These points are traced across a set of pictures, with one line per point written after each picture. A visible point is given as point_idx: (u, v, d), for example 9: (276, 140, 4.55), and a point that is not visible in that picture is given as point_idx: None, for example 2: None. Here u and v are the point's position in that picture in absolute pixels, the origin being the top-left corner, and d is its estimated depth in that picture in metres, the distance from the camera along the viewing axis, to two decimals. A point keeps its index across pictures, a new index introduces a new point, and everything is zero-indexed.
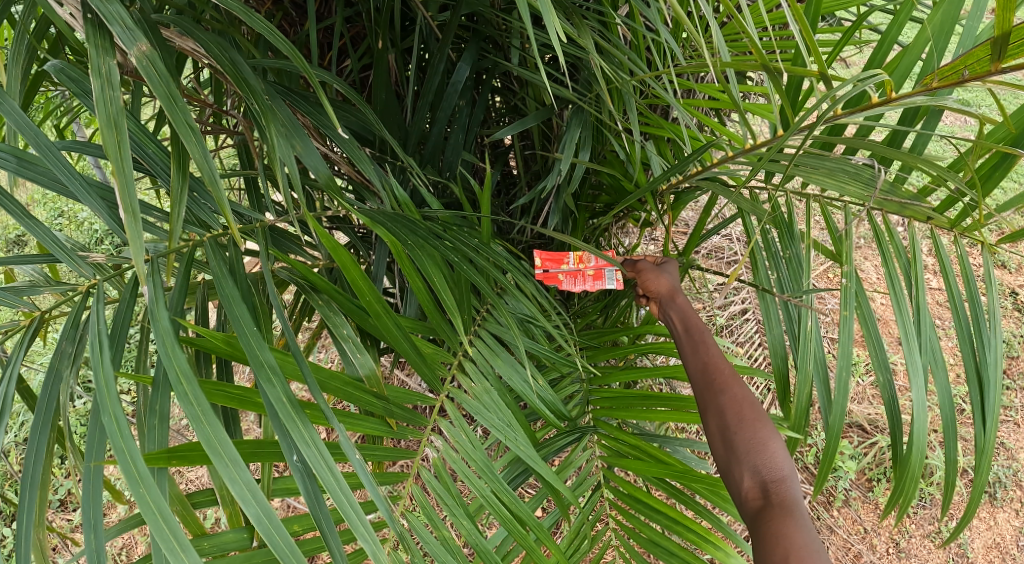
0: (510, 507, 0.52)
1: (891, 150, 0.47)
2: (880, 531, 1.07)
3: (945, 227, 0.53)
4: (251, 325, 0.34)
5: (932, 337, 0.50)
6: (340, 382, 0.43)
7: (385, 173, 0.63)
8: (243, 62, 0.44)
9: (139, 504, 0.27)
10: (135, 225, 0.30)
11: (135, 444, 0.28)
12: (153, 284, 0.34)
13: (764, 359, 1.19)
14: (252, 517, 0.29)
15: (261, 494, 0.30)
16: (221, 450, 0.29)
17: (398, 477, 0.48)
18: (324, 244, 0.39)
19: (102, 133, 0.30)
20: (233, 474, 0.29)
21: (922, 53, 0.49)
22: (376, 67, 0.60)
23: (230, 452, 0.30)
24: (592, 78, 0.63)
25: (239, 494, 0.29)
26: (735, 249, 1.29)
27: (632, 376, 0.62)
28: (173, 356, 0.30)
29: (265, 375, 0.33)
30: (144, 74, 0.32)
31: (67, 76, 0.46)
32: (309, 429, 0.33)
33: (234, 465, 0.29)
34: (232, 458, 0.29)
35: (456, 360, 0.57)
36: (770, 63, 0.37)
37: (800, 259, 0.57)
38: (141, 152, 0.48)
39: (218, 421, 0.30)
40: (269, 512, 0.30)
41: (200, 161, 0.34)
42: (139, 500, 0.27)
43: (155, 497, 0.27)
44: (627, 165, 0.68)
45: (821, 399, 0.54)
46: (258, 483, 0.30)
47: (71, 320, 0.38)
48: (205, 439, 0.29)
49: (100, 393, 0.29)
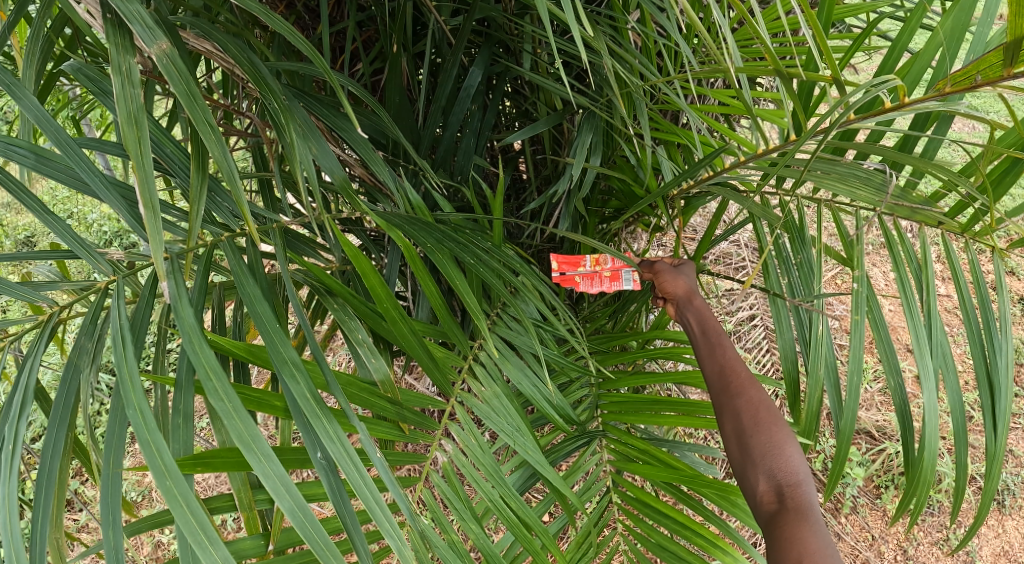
0: (518, 511, 0.52)
1: (901, 155, 0.47)
2: (888, 538, 1.06)
3: (956, 231, 0.52)
4: (274, 322, 0.35)
5: (943, 341, 0.49)
6: (357, 387, 0.44)
7: (399, 176, 0.64)
8: (262, 64, 0.44)
9: (166, 495, 0.27)
10: (155, 220, 0.31)
11: (160, 438, 0.28)
12: (173, 281, 0.35)
13: (773, 365, 1.19)
14: (287, 509, 0.28)
15: (294, 488, 0.30)
16: (254, 447, 0.29)
17: (410, 480, 0.48)
18: (342, 248, 0.40)
19: (124, 130, 0.30)
20: (266, 468, 0.29)
21: (933, 59, 0.49)
22: (389, 71, 0.61)
23: (264, 447, 0.30)
24: (605, 83, 0.63)
25: (274, 488, 0.29)
26: (743, 255, 1.30)
27: (642, 380, 0.62)
28: (200, 352, 0.30)
29: (289, 371, 0.33)
30: (164, 73, 0.32)
31: (84, 74, 0.47)
32: (332, 424, 0.33)
33: (267, 460, 0.30)
34: (264, 452, 0.30)
35: (467, 363, 0.57)
36: (783, 69, 0.38)
37: (812, 264, 0.57)
38: (160, 151, 0.48)
39: (250, 417, 0.30)
40: (306, 507, 0.29)
41: (218, 159, 0.34)
42: (166, 492, 0.27)
43: (183, 490, 0.27)
44: (637, 170, 0.69)
45: (832, 403, 0.54)
46: (290, 478, 0.30)
47: (91, 315, 0.39)
48: (237, 434, 0.29)
49: (125, 388, 0.29)
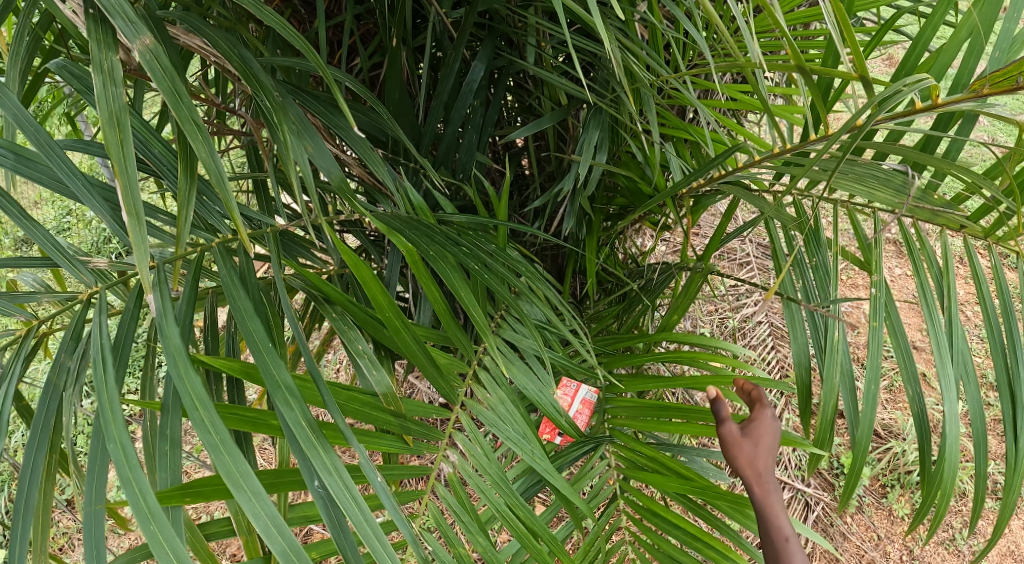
0: (525, 520, 0.49)
1: (923, 156, 0.44)
2: (893, 538, 1.05)
3: (978, 236, 0.50)
4: (266, 341, 0.33)
5: (965, 349, 0.48)
6: (360, 401, 0.42)
7: (398, 175, 0.62)
8: (254, 61, 0.42)
9: (150, 540, 0.25)
10: (139, 227, 0.29)
11: (143, 475, 0.26)
12: (160, 293, 0.33)
13: (779, 364, 1.17)
14: (277, 552, 0.26)
15: (288, 529, 0.27)
16: (242, 483, 0.28)
17: (414, 493, 0.46)
18: (340, 253, 0.38)
19: (104, 131, 0.28)
20: (257, 507, 0.27)
21: (957, 54, 0.47)
22: (387, 66, 0.58)
23: (253, 484, 0.28)
24: (611, 77, 0.61)
25: (264, 529, 0.27)
26: (748, 251, 1.28)
27: (650, 385, 0.60)
28: (187, 379, 0.29)
29: (283, 397, 0.31)
30: (146, 70, 0.30)
31: (69, 73, 0.45)
32: (328, 454, 0.31)
33: (257, 499, 0.28)
34: (255, 490, 0.28)
35: (471, 369, 0.55)
36: (806, 65, 0.36)
37: (828, 267, 0.55)
38: (147, 151, 0.46)
39: (239, 451, 0.28)
40: (298, 546, 0.27)
41: (206, 161, 0.32)
42: (150, 538, 0.25)
43: (168, 535, 0.26)
44: (645, 168, 0.67)
45: (848, 410, 0.52)
46: (282, 517, 0.28)
47: (72, 331, 0.37)
48: (226, 470, 0.28)
49: (105, 417, 0.28)
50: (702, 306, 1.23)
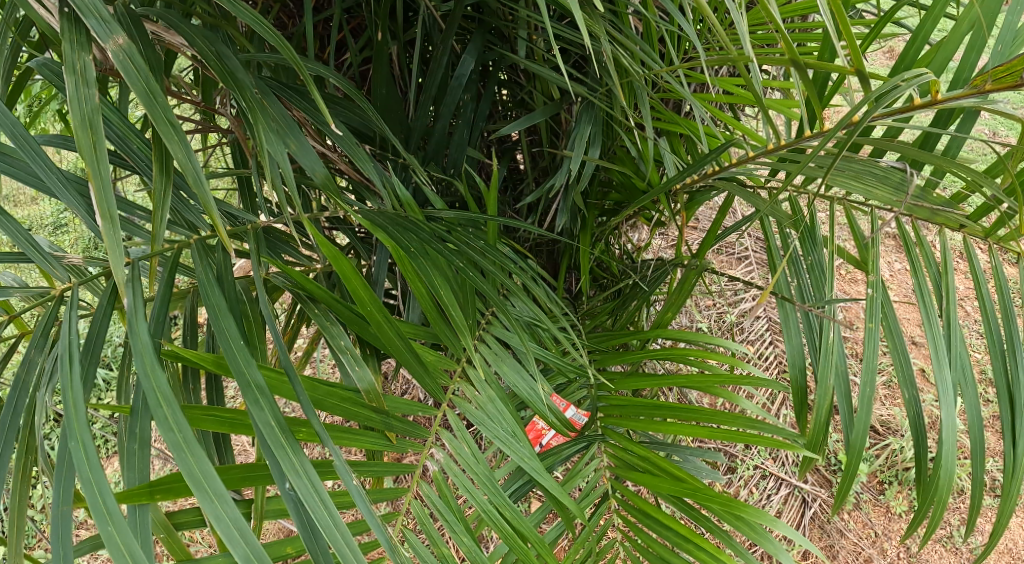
0: (511, 521, 0.47)
1: (922, 153, 0.43)
2: (891, 535, 1.05)
3: (978, 235, 0.49)
4: (239, 340, 0.33)
5: (963, 351, 0.47)
6: (339, 398, 0.41)
7: (387, 171, 0.61)
8: (232, 58, 0.41)
9: (105, 540, 0.25)
10: (114, 231, 0.28)
11: (102, 474, 0.27)
12: (132, 292, 0.33)
13: (776, 359, 1.16)
14: (240, 558, 0.26)
15: (251, 534, 0.27)
16: (205, 485, 0.27)
17: (396, 492, 0.45)
18: (321, 251, 0.37)
19: (75, 132, 0.27)
20: (219, 511, 0.27)
21: (957, 50, 0.46)
22: (375, 61, 0.57)
23: (217, 487, 0.27)
24: (604, 71, 0.60)
25: (226, 532, 0.27)
26: (746, 245, 1.27)
27: (642, 384, 0.60)
28: (153, 377, 0.29)
29: (253, 396, 0.31)
30: (120, 70, 0.29)
31: (50, 71, 0.46)
32: (298, 457, 0.31)
33: (220, 501, 0.27)
34: (219, 492, 0.27)
35: (459, 366, 0.54)
36: (799, 60, 0.35)
37: (823, 266, 0.54)
38: (124, 146, 0.46)
39: (203, 451, 0.28)
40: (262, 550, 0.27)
41: (182, 161, 0.31)
42: (107, 539, 0.25)
43: (125, 536, 0.26)
44: (639, 163, 0.66)
45: (843, 412, 0.51)
46: (246, 522, 0.27)
47: (41, 331, 0.38)
48: (188, 471, 0.27)
49: (69, 414, 0.28)
50: (700, 301, 1.22)
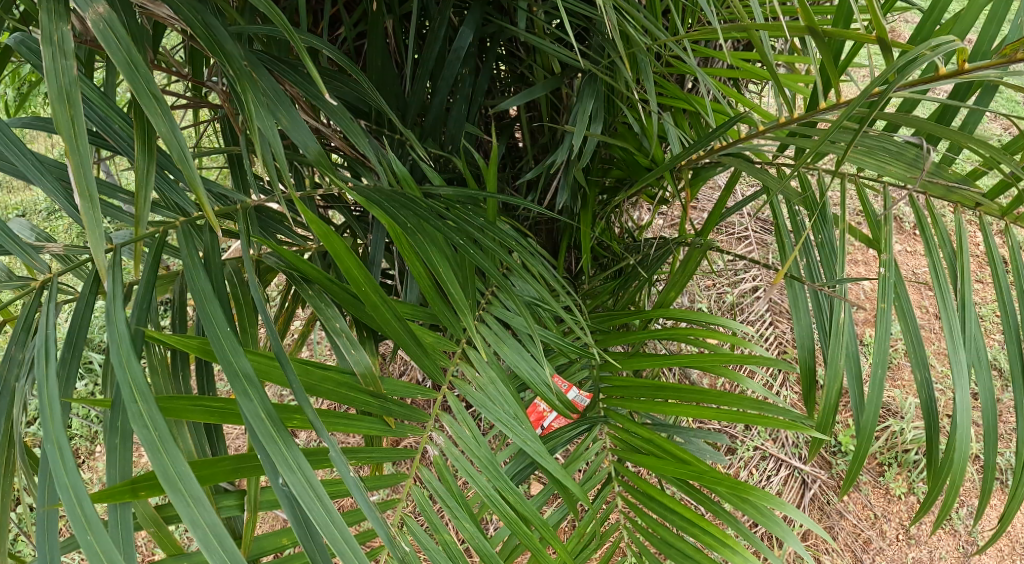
0: (515, 506, 0.46)
1: (938, 128, 0.41)
2: (890, 517, 1.05)
3: (994, 214, 0.48)
4: (225, 328, 0.32)
5: (978, 334, 0.46)
6: (335, 382, 0.39)
7: (383, 147, 0.59)
8: (220, 28, 0.38)
9: (88, 553, 0.25)
10: (94, 213, 0.26)
11: (79, 478, 0.27)
12: (114, 281, 0.31)
13: (777, 340, 1.15)
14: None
15: (229, 539, 0.26)
16: (182, 487, 0.26)
17: (395, 478, 0.44)
18: (311, 227, 0.35)
19: (50, 106, 0.25)
20: (196, 514, 0.26)
21: (979, 19, 0.44)
22: (370, 33, 0.55)
23: (195, 489, 0.27)
24: (608, 43, 0.58)
25: (204, 537, 0.26)
26: (747, 225, 1.25)
27: (645, 364, 0.58)
28: (128, 368, 0.28)
29: (240, 386, 0.29)
30: (99, 39, 0.27)
31: (28, 48, 0.43)
32: (290, 449, 0.29)
33: (197, 504, 0.26)
34: (196, 495, 0.26)
35: (459, 347, 0.53)
36: (818, 27, 0.33)
37: (834, 245, 0.52)
38: (106, 126, 0.44)
39: (179, 452, 0.27)
40: (243, 557, 0.26)
41: (167, 137, 0.29)
42: (87, 548, 0.25)
43: (105, 545, 0.25)
44: (642, 138, 0.64)
45: (853, 395, 0.50)
46: (224, 523, 0.26)
47: (23, 324, 0.38)
48: (163, 472, 0.26)
49: (44, 419, 0.28)
50: (700, 281, 1.21)
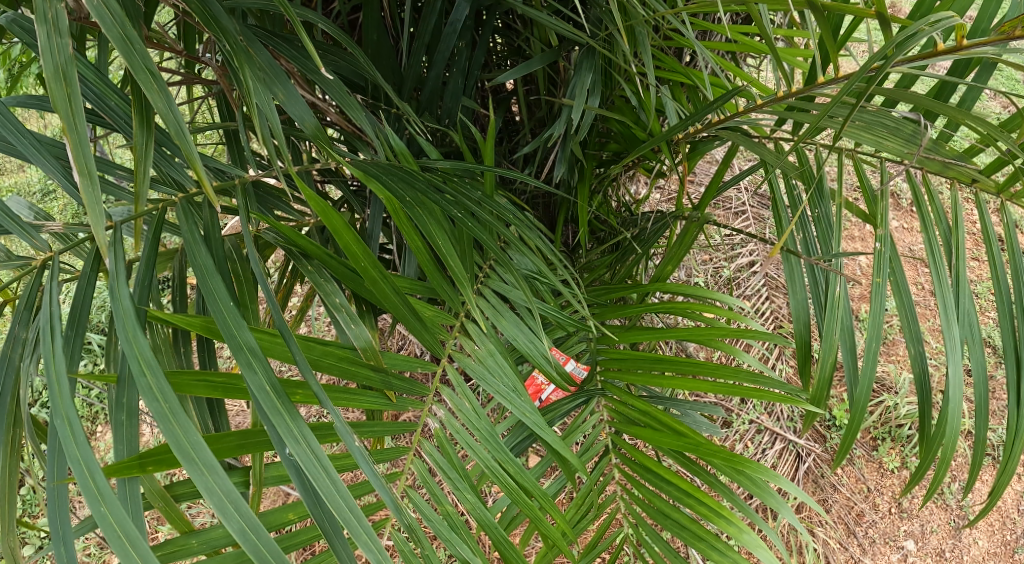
0: (515, 477, 0.47)
1: (936, 103, 0.40)
2: (883, 490, 1.07)
3: (990, 190, 0.48)
4: (229, 303, 0.32)
5: (971, 307, 0.46)
6: (336, 356, 0.40)
7: (380, 122, 0.58)
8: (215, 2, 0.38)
9: (99, 521, 0.26)
10: (94, 191, 0.26)
11: (89, 452, 0.27)
12: (116, 259, 0.32)
13: (773, 315, 1.16)
14: (233, 532, 0.26)
15: (243, 502, 0.27)
16: (195, 458, 0.27)
17: (397, 452, 0.45)
18: (310, 203, 0.35)
19: (47, 85, 0.25)
20: (210, 482, 0.27)
21: None
22: (366, 5, 0.54)
23: (208, 459, 0.27)
24: (606, 16, 0.57)
25: (218, 506, 0.26)
26: (744, 200, 1.25)
27: (641, 337, 0.59)
28: (135, 344, 0.29)
29: (245, 359, 0.30)
30: (95, 17, 0.27)
31: (20, 26, 0.43)
32: (296, 421, 0.30)
33: (211, 473, 0.27)
34: (209, 465, 0.27)
35: (458, 321, 0.53)
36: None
37: (830, 219, 0.53)
38: (101, 104, 0.44)
39: (190, 422, 0.28)
40: (255, 527, 0.27)
41: (165, 114, 0.29)
42: (99, 519, 0.26)
43: (116, 514, 0.26)
44: (639, 112, 0.64)
45: (847, 367, 0.51)
46: (238, 493, 0.27)
47: (27, 304, 0.39)
48: (176, 443, 0.27)
49: (52, 393, 0.28)
50: (697, 255, 1.21)
